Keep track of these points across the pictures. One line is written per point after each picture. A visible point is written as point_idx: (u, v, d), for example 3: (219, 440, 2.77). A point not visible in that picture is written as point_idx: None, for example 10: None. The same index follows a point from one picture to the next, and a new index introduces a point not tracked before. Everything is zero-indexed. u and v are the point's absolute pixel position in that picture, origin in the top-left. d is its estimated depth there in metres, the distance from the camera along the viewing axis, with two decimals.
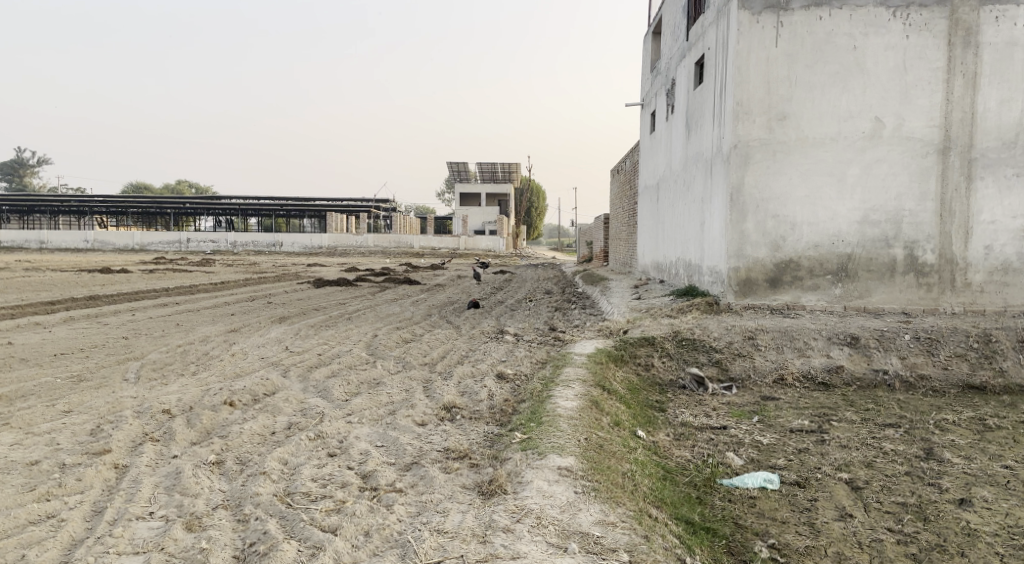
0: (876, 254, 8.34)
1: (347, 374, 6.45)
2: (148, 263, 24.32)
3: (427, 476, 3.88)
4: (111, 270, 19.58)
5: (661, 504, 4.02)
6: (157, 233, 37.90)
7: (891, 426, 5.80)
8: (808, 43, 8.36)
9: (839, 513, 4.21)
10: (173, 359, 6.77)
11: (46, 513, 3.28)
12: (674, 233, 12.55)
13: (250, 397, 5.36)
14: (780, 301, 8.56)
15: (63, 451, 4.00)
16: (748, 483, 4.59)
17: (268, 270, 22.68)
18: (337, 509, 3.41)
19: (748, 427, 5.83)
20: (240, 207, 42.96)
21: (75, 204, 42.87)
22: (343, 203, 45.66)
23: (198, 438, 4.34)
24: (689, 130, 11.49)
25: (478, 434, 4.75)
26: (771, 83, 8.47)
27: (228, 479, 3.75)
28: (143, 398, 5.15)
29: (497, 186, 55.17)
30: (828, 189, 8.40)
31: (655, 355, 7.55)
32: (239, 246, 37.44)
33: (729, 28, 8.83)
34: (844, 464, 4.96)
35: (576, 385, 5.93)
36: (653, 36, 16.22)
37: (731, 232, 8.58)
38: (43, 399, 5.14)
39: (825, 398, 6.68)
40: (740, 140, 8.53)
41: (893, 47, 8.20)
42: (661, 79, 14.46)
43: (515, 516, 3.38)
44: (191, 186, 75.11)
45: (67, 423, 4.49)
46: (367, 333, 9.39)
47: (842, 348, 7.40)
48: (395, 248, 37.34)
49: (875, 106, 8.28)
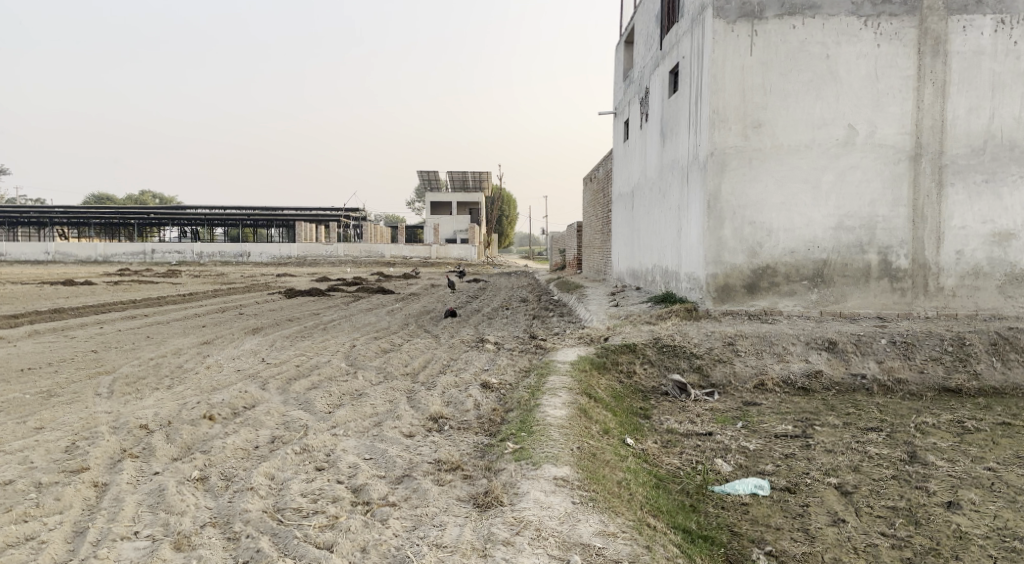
0: (851, 260, 8.48)
1: (328, 386, 6.29)
2: (112, 275, 23.59)
3: (420, 489, 3.78)
4: (74, 282, 19.09)
5: (659, 513, 3.98)
6: (119, 244, 36.76)
7: (873, 430, 5.85)
8: (782, 52, 8.49)
9: (832, 518, 4.23)
10: (146, 373, 6.54)
11: (23, 536, 3.11)
12: (650, 240, 12.60)
13: (230, 411, 5.21)
14: (758, 307, 8.63)
15: (38, 469, 3.82)
16: (739, 489, 4.59)
17: (237, 280, 22.22)
18: (331, 524, 3.30)
19: (733, 433, 5.84)
20: (207, 216, 42.14)
21: (35, 215, 41.54)
22: (313, 212, 45.10)
23: (179, 454, 4.18)
24: (664, 138, 11.54)
25: (469, 444, 4.66)
26: (746, 91, 8.58)
27: (214, 495, 3.61)
28: (119, 413, 4.95)
29: (469, 194, 55.06)
30: (803, 195, 8.52)
31: (637, 362, 7.54)
32: (207, 257, 36.66)
33: (703, 35, 8.93)
34: (832, 468, 4.99)
35: (564, 393, 5.89)
36: (626, 45, 16.37)
37: (709, 238, 8.64)
38: (12, 416, 4.90)
39: (806, 403, 6.74)
40: (716, 148, 8.61)
41: (865, 56, 8.38)
42: (635, 87, 14.58)
43: (515, 528, 3.31)
44: (155, 195, 73.47)
45: (39, 441, 4.28)
46: (344, 343, 9.22)
47: (821, 352, 7.49)
48: (367, 257, 36.99)
49: (848, 114, 8.44)
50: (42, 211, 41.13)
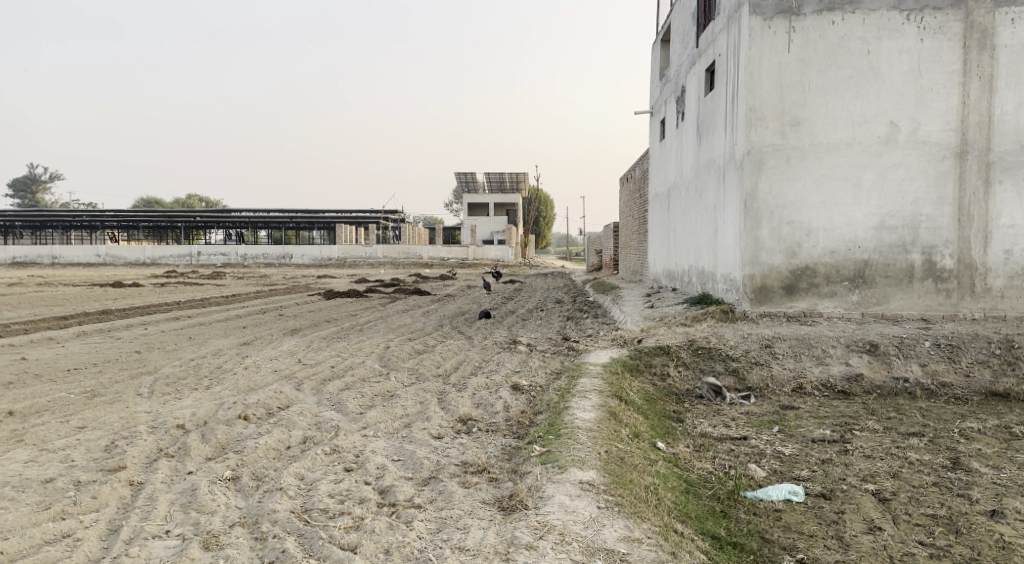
0: (893, 260, 8.22)
1: (361, 387, 6.38)
2: (160, 277, 24.36)
3: (445, 491, 3.80)
4: (124, 284, 19.78)
5: (686, 519, 3.92)
6: (167, 247, 37.91)
7: (915, 435, 5.66)
8: (820, 48, 8.29)
9: (868, 525, 4.10)
10: (187, 373, 6.73)
11: (60, 532, 3.23)
12: (687, 240, 12.43)
13: (265, 411, 5.32)
14: (798, 308, 8.42)
15: (78, 468, 3.96)
16: (773, 495, 4.48)
17: (278, 283, 22.74)
18: (356, 526, 3.34)
19: (768, 437, 5.72)
20: (250, 219, 43.17)
21: (87, 219, 43.10)
22: (352, 214, 45.81)
23: (213, 453, 4.29)
24: (700, 137, 11.40)
25: (496, 447, 4.66)
26: (783, 88, 8.40)
27: (245, 495, 3.69)
28: (158, 413, 5.11)
29: (505, 195, 55.15)
30: (844, 194, 8.29)
31: (671, 364, 7.45)
32: (251, 259, 37.55)
33: (740, 33, 8.77)
34: (869, 474, 4.84)
35: (594, 396, 5.84)
36: (662, 44, 16.19)
37: (746, 239, 8.47)
38: (57, 415, 5.10)
39: (845, 407, 6.55)
40: (753, 146, 8.44)
41: (907, 51, 8.12)
42: (671, 86, 14.40)
43: (538, 532, 3.29)
44: (202, 200, 75.59)
45: (81, 439, 4.45)
46: (379, 345, 9.33)
47: (861, 355, 7.27)
48: (405, 259, 37.34)
49: (890, 110, 8.19)
50: (94, 215, 42.74)
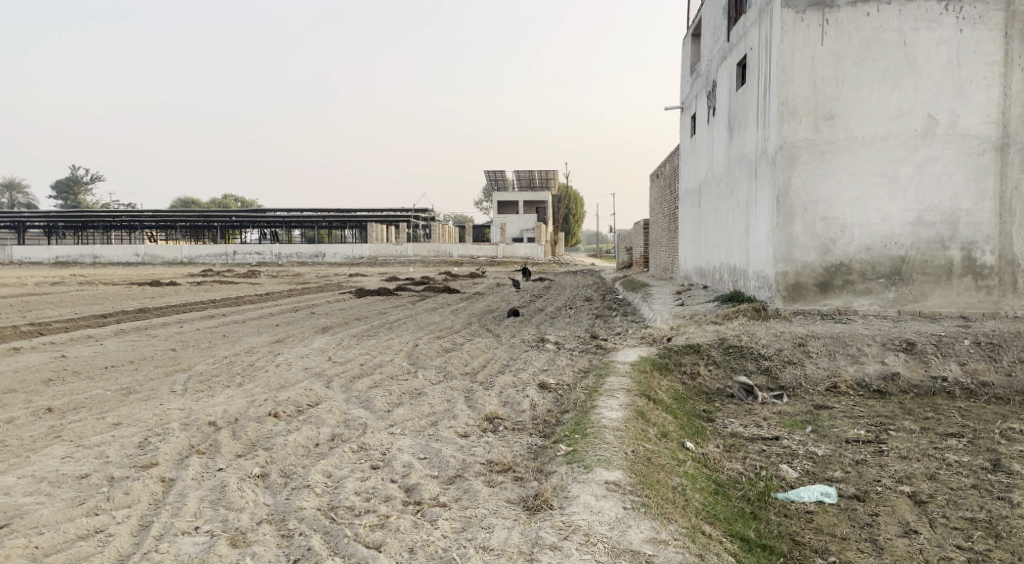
0: (931, 256, 8.00)
1: (389, 385, 6.42)
2: (196, 276, 24.88)
3: (470, 490, 3.80)
4: (162, 283, 20.26)
5: (714, 520, 3.85)
6: (203, 246, 38.72)
7: (954, 436, 5.49)
8: (855, 40, 8.07)
9: (903, 528, 3.99)
10: (220, 371, 6.86)
11: (93, 528, 3.31)
12: (718, 237, 12.24)
13: (294, 409, 5.39)
14: (832, 306, 8.24)
15: (112, 464, 4.06)
16: (804, 496, 4.38)
17: (310, 281, 23.05)
18: (381, 524, 3.36)
19: (801, 437, 5.60)
20: (283, 219, 43.86)
21: (127, 219, 44.22)
22: (383, 213, 46.25)
23: (243, 450, 4.36)
24: (732, 132, 11.21)
25: (522, 446, 4.65)
26: (817, 82, 8.20)
27: (273, 492, 3.74)
28: (190, 410, 5.21)
29: (535, 193, 55.07)
30: (880, 189, 8.08)
31: (701, 363, 7.34)
32: (284, 257, 38.14)
33: (772, 26, 8.59)
34: (905, 476, 4.70)
35: (621, 395, 5.78)
36: (692, 38, 15.98)
37: (778, 235, 8.30)
38: (93, 412, 5.23)
39: (881, 407, 6.38)
40: (786, 141, 8.26)
41: (946, 42, 7.89)
42: (702, 81, 14.20)
43: (563, 532, 3.27)
44: (237, 200, 77.13)
45: (116, 436, 4.56)
46: (408, 342, 9.38)
47: (898, 354, 7.07)
48: (434, 257, 37.52)
49: (928, 103, 7.96)
50: (134, 215, 43.86)
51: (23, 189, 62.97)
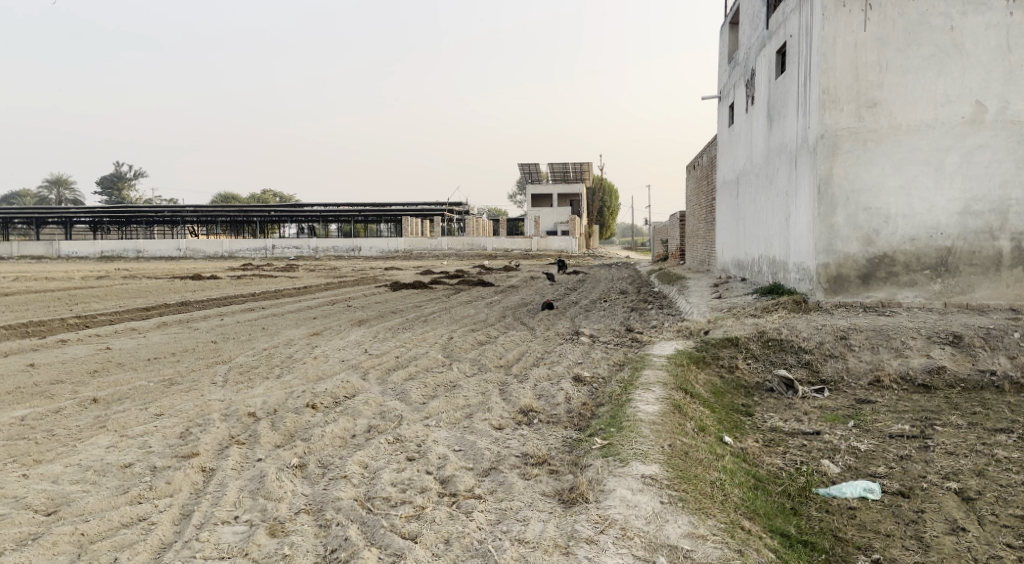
0: (979, 247, 7.73)
1: (424, 377, 6.46)
2: (234, 270, 25.36)
3: (505, 483, 3.80)
4: (203, 277, 20.72)
5: (754, 515, 3.76)
6: (243, 240, 39.49)
7: (1003, 431, 5.28)
8: (900, 25, 7.79)
9: (951, 526, 3.86)
10: (259, 363, 6.98)
11: (137, 516, 3.40)
12: (756, 229, 12.00)
13: (331, 400, 5.46)
14: (875, 299, 8.01)
15: (154, 454, 4.17)
16: (847, 492, 4.26)
17: (347, 274, 23.36)
18: (416, 515, 3.38)
19: (843, 432, 5.46)
20: (320, 213, 44.46)
21: (169, 214, 45.29)
22: (418, 207, 46.55)
23: (281, 441, 4.43)
24: (771, 121, 10.95)
25: (557, 439, 4.63)
26: (859, 69, 7.93)
27: (311, 482, 3.79)
28: (230, 401, 5.32)
29: (569, 186, 54.78)
30: (925, 178, 7.80)
31: (740, 356, 7.21)
32: (321, 251, 38.69)
33: (812, 12, 8.33)
34: (953, 472, 4.54)
35: (657, 389, 5.71)
36: (729, 26, 15.67)
37: (818, 227, 8.07)
38: (137, 403, 5.38)
39: (927, 401, 6.17)
40: (826, 130, 8.01)
41: (995, 26, 7.60)
42: (740, 69, 13.90)
43: (599, 526, 3.23)
44: (275, 195, 78.50)
45: (158, 427, 4.67)
46: (443, 335, 9.43)
47: (944, 347, 6.84)
48: (468, 251, 37.61)
49: (977, 89, 7.67)
50: (176, 211, 44.95)
51: (71, 186, 65.10)
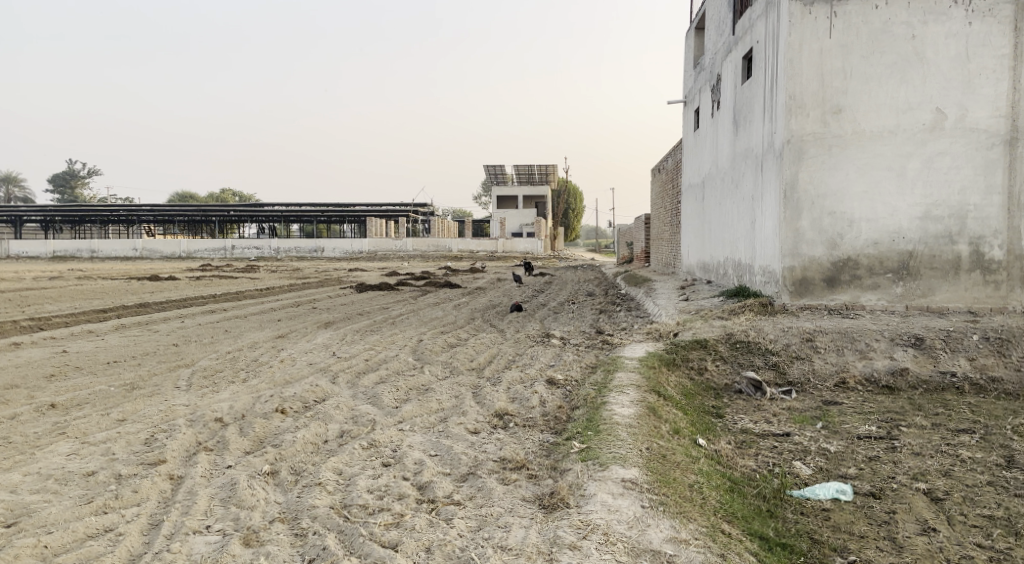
0: (939, 251, 7.94)
1: (395, 380, 6.35)
2: (193, 271, 24.65)
3: (485, 488, 3.74)
4: (160, 278, 20.11)
5: (732, 518, 3.77)
6: (201, 241, 38.50)
7: (966, 432, 5.43)
8: (864, 33, 7.98)
9: (922, 526, 3.94)
10: (224, 366, 6.78)
11: (103, 527, 3.24)
12: (722, 232, 12.17)
13: (301, 405, 5.33)
14: (839, 301, 8.18)
15: (119, 461, 3.99)
16: (820, 494, 4.32)
17: (310, 276, 22.89)
18: (396, 523, 3.30)
19: (812, 433, 5.54)
20: (281, 213, 43.63)
21: (124, 213, 43.93)
22: (382, 208, 46.11)
23: (251, 447, 4.30)
24: (737, 126, 11.13)
25: (534, 443, 4.59)
26: (824, 75, 8.11)
27: (284, 490, 3.67)
28: (196, 406, 5.14)
29: (535, 187, 54.92)
30: (888, 183, 8.00)
31: (708, 358, 7.27)
32: (283, 252, 37.98)
33: (779, 19, 8.49)
34: (921, 473, 4.64)
35: (631, 391, 5.71)
36: (696, 32, 15.88)
37: (785, 230, 8.22)
38: (98, 409, 5.16)
39: (891, 402, 6.32)
40: (793, 135, 8.17)
41: (955, 35, 7.82)
42: (705, 74, 14.09)
43: (582, 532, 3.20)
44: (236, 194, 76.91)
45: (121, 433, 4.48)
46: (412, 338, 9.32)
47: (907, 349, 7.01)
48: (433, 252, 37.36)
49: (937, 97, 7.89)
50: (131, 210, 43.65)
51: (18, 183, 62.68)
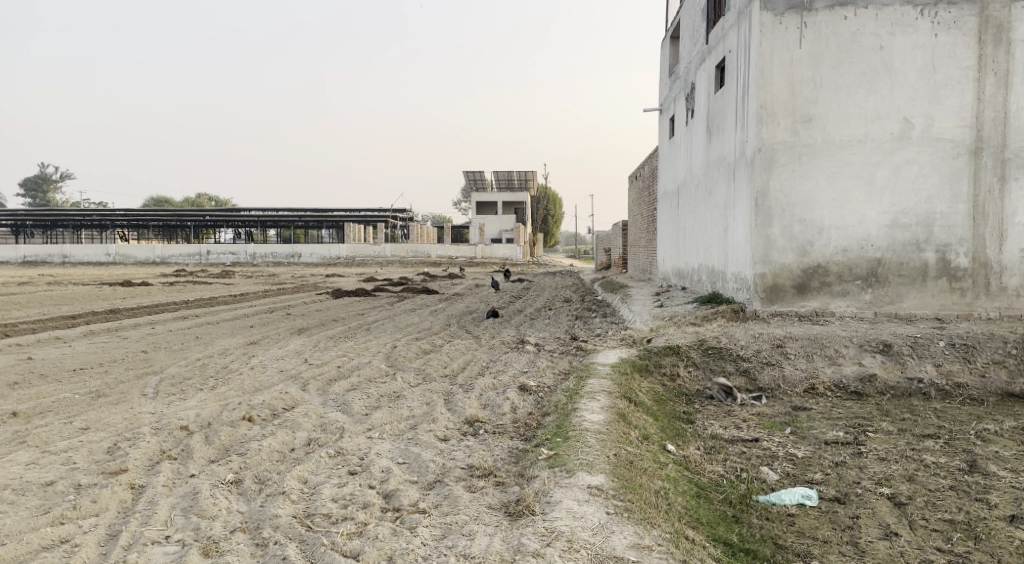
0: (907, 258, 8.10)
1: (367, 388, 6.31)
2: (168, 276, 24.28)
3: (451, 496, 3.73)
4: (132, 284, 19.77)
5: (696, 525, 3.82)
6: (176, 246, 38.00)
7: (931, 437, 5.54)
8: (832, 44, 8.14)
9: (884, 531, 4.00)
10: (192, 374, 6.69)
11: (59, 538, 3.18)
12: (696, 239, 12.31)
13: (269, 412, 5.27)
14: (809, 308, 8.30)
15: (79, 470, 3.92)
16: (785, 499, 4.38)
17: (286, 282, 22.68)
18: (359, 532, 3.28)
19: (780, 439, 5.61)
20: (258, 219, 43.21)
21: (97, 217, 43.22)
22: (361, 214, 45.92)
23: (216, 456, 4.24)
24: (710, 134, 11.27)
25: (503, 450, 4.59)
26: (795, 85, 8.25)
27: (247, 499, 3.63)
28: (162, 414, 5.06)
29: (514, 194, 55.01)
30: (856, 192, 8.16)
31: (681, 364, 7.32)
32: (260, 257, 37.55)
33: (750, 29, 8.63)
34: (884, 478, 4.72)
35: (602, 398, 5.74)
36: (671, 40, 16.06)
37: (757, 237, 8.33)
38: (60, 417, 5.06)
39: (858, 408, 6.42)
40: (764, 144, 8.30)
41: (921, 47, 8.00)
42: (680, 83, 14.27)
43: (546, 539, 3.21)
44: (212, 199, 76.09)
45: (83, 442, 4.40)
46: (386, 344, 9.26)
47: (874, 355, 7.13)
48: (412, 258, 37.21)
49: (904, 107, 8.06)
50: (105, 215, 42.96)
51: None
